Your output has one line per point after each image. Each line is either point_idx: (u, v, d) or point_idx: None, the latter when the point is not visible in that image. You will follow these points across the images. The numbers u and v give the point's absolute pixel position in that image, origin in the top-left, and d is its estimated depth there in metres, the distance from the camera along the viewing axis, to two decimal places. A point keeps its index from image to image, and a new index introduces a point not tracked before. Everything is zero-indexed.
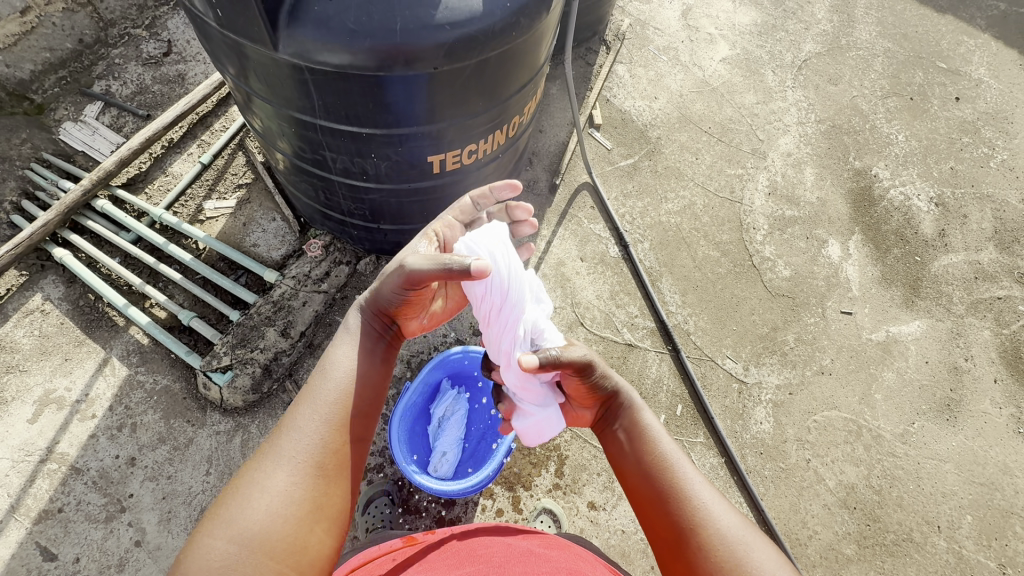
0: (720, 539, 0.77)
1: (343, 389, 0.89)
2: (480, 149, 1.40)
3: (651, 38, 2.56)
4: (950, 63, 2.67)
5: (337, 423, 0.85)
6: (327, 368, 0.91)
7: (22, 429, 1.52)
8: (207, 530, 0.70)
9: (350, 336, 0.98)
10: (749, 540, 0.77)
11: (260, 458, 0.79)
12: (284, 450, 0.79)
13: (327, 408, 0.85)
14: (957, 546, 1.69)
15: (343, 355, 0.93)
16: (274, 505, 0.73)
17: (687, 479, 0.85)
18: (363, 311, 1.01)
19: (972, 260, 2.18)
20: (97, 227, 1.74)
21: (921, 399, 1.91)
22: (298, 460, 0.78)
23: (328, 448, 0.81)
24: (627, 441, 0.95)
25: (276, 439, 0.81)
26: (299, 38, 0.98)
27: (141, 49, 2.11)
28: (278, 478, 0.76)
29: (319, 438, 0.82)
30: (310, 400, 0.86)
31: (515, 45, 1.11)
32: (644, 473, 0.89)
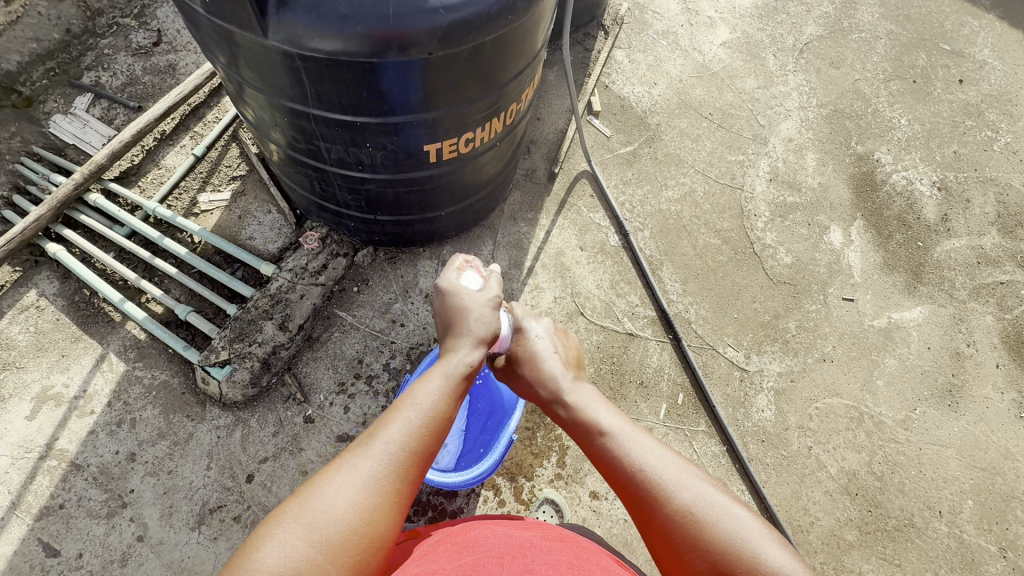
0: (683, 516, 0.78)
1: (432, 419, 0.85)
2: (477, 138, 1.37)
3: (650, 22, 2.52)
4: (954, 45, 2.63)
5: (422, 454, 0.80)
6: (419, 395, 0.87)
7: (21, 426, 1.51)
8: (289, 529, 0.65)
9: (442, 371, 0.96)
10: (712, 508, 0.78)
11: (340, 464, 0.74)
12: (363, 465, 0.74)
13: (417, 434, 0.81)
14: (958, 531, 1.69)
15: (435, 388, 0.90)
16: (352, 521, 0.68)
17: (641, 463, 0.85)
18: (458, 356, 1.00)
19: (975, 245, 2.17)
20: (91, 222, 1.72)
21: (923, 385, 1.91)
22: (382, 484, 0.74)
23: (409, 480, 0.77)
24: (584, 446, 0.95)
25: (358, 451, 0.76)
26: (289, 24, 0.96)
27: (130, 39, 2.06)
28: (358, 493, 0.71)
29: (400, 462, 0.77)
30: (402, 421, 0.82)
31: (512, 29, 1.08)
32: (604, 469, 0.90)
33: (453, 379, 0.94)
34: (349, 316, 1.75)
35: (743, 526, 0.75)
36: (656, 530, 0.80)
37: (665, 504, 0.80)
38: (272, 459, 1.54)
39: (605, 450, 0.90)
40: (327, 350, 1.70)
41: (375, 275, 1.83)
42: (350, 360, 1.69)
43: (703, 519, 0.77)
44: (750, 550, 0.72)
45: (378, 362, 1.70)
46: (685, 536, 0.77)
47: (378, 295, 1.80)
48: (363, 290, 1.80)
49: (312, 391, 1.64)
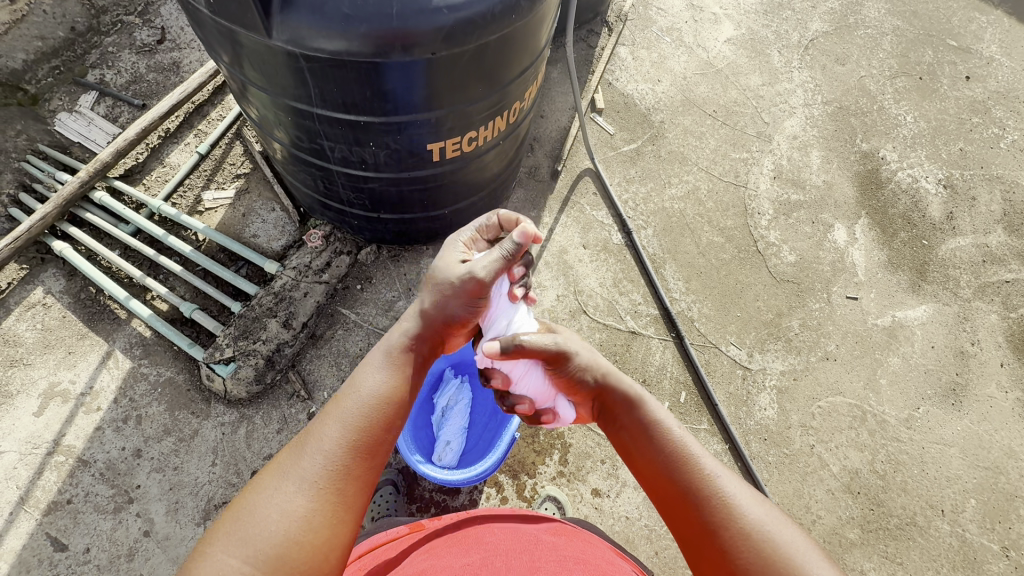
0: (747, 536, 0.75)
1: (375, 409, 0.84)
2: (480, 137, 1.37)
3: (654, 18, 2.50)
4: (961, 41, 2.60)
5: (361, 446, 0.80)
6: (359, 384, 0.86)
7: (28, 422, 1.53)
8: (221, 548, 0.66)
9: (381, 352, 0.92)
10: (780, 531, 0.75)
11: (278, 473, 0.75)
12: (304, 469, 0.75)
13: (354, 428, 0.81)
14: (960, 530, 1.69)
15: (378, 372, 0.88)
16: (289, 531, 0.69)
17: (711, 473, 0.83)
18: (397, 329, 0.95)
19: (980, 243, 2.16)
20: (96, 219, 1.73)
21: (926, 384, 1.91)
22: (318, 485, 0.74)
23: (350, 474, 0.77)
24: (644, 440, 0.92)
25: (297, 454, 0.77)
26: (293, 25, 0.96)
27: (134, 36, 2.07)
28: (295, 500, 0.72)
29: (339, 461, 0.77)
30: (338, 417, 0.82)
31: (515, 29, 1.08)
32: (664, 472, 0.87)
33: (396, 360, 0.91)
34: (352, 314, 1.76)
35: (808, 556, 0.73)
36: (714, 544, 0.77)
37: (730, 520, 0.77)
38: (276, 456, 1.56)
39: (672, 452, 0.87)
40: (331, 347, 1.71)
41: (379, 273, 1.84)
42: (353, 358, 1.70)
43: (769, 541, 0.74)
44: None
45: None
46: (749, 556, 0.73)
47: (382, 293, 1.81)
48: (367, 287, 1.81)
49: (316, 388, 1.65)
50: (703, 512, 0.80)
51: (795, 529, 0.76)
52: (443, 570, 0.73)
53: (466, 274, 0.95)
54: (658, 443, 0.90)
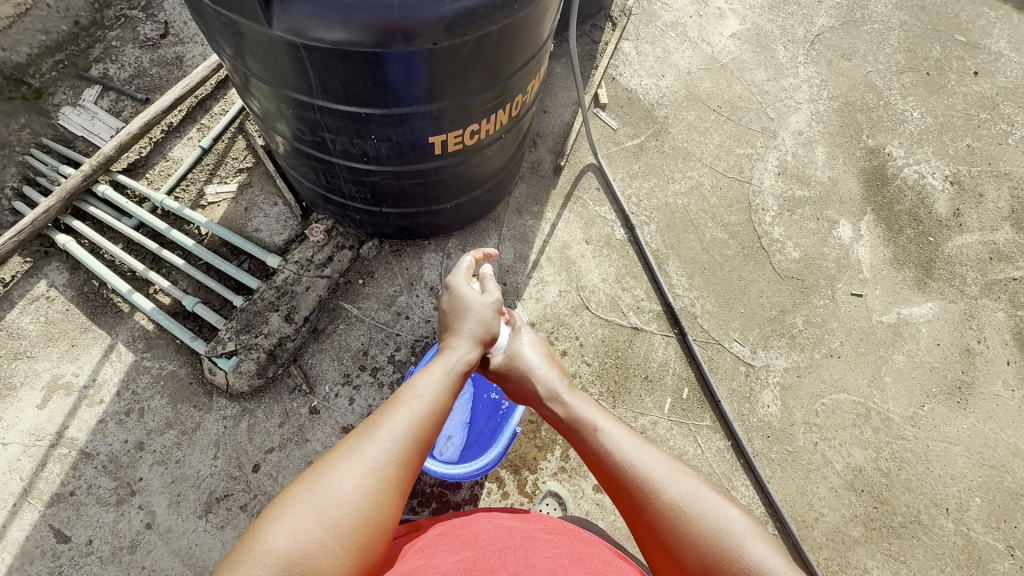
0: (667, 512, 0.78)
1: (434, 411, 0.85)
2: (482, 129, 1.37)
3: (659, 13, 2.49)
4: (969, 36, 2.58)
5: (424, 442, 0.81)
6: (423, 389, 0.88)
7: (32, 414, 1.54)
8: (295, 512, 0.66)
9: (441, 367, 0.95)
10: (696, 500, 0.78)
11: (346, 452, 0.74)
12: (369, 452, 0.75)
13: (421, 425, 0.82)
14: (965, 528, 1.68)
15: (437, 380, 0.91)
16: (360, 505, 0.69)
17: (630, 460, 0.86)
18: (457, 351, 1.00)
19: (987, 240, 2.14)
20: (99, 213, 1.73)
21: (931, 382, 1.89)
22: (386, 469, 0.74)
23: (411, 466, 0.78)
24: (576, 442, 0.95)
25: (364, 438, 0.77)
26: (294, 14, 0.95)
27: (137, 31, 2.07)
28: (361, 480, 0.71)
29: (403, 451, 0.77)
30: (406, 411, 0.82)
31: (518, 19, 1.07)
32: (594, 466, 0.90)
33: (454, 375, 0.94)
34: (354, 309, 1.76)
35: (722, 516, 0.76)
36: (643, 525, 0.81)
37: (650, 501, 0.80)
38: (278, 450, 1.56)
39: (596, 448, 0.91)
40: (333, 341, 1.71)
41: (381, 268, 1.84)
42: (355, 352, 1.70)
43: (685, 512, 0.77)
44: (732, 542, 0.73)
45: (383, 354, 1.71)
46: (670, 532, 0.77)
47: (383, 288, 1.81)
48: (369, 282, 1.81)
49: (317, 382, 1.65)
50: (629, 495, 0.83)
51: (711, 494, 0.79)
52: (437, 567, 0.72)
53: (497, 306, 1.12)
54: (585, 441, 0.93)
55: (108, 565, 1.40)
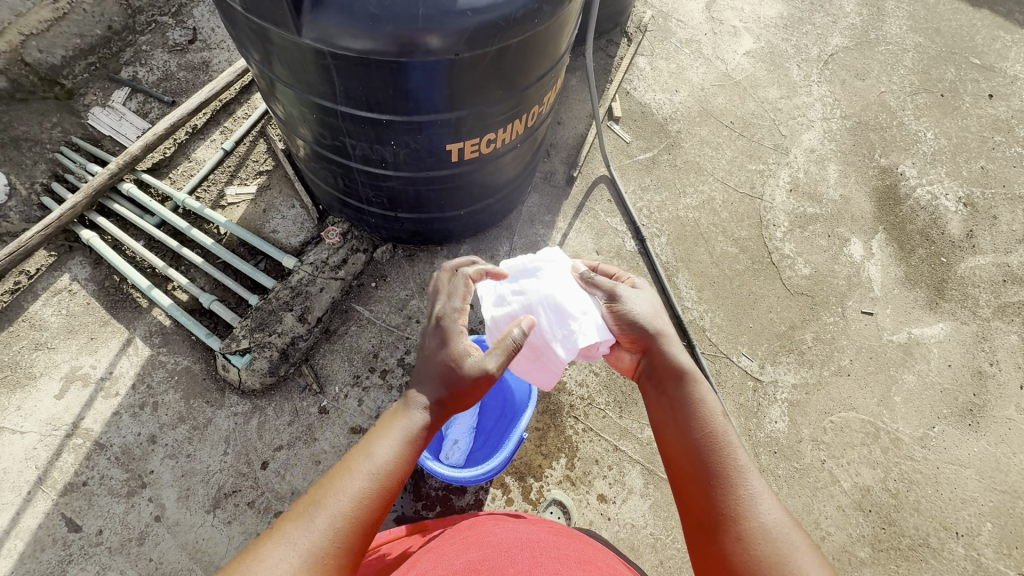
0: (765, 535, 0.77)
1: (383, 486, 0.79)
2: (498, 139, 1.40)
3: (674, 30, 2.52)
4: (984, 59, 2.58)
5: (371, 524, 0.77)
6: (376, 455, 0.81)
7: (50, 404, 1.57)
8: None
9: (401, 423, 0.85)
10: (796, 537, 0.77)
11: (285, 535, 0.71)
12: (303, 535, 0.71)
13: (369, 504, 0.77)
14: (975, 554, 1.65)
15: (390, 447, 0.82)
16: None
17: (744, 468, 0.84)
18: (415, 404, 0.87)
19: (1001, 262, 2.13)
20: (123, 210, 1.78)
21: (942, 404, 1.87)
22: (325, 555, 0.71)
23: (355, 547, 0.74)
24: (683, 415, 0.92)
25: (301, 521, 0.72)
26: (323, 23, 0.99)
27: (167, 36, 2.14)
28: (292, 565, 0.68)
29: (351, 533, 0.74)
30: (354, 487, 0.77)
31: (537, 33, 1.10)
32: (696, 449, 0.88)
33: (413, 439, 0.85)
34: (366, 311, 1.79)
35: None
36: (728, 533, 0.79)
37: (753, 515, 0.79)
38: (286, 448, 1.58)
39: (712, 436, 0.88)
40: (344, 343, 1.73)
41: (393, 272, 1.87)
42: (365, 354, 1.72)
43: (785, 543, 0.76)
44: None
45: (392, 357, 1.73)
46: (766, 552, 0.75)
47: (395, 291, 1.83)
48: (381, 285, 1.84)
49: (327, 382, 1.67)
50: (725, 496, 0.82)
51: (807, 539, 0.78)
52: (446, 569, 0.74)
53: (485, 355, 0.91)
54: (698, 424, 0.90)
55: (116, 555, 1.42)
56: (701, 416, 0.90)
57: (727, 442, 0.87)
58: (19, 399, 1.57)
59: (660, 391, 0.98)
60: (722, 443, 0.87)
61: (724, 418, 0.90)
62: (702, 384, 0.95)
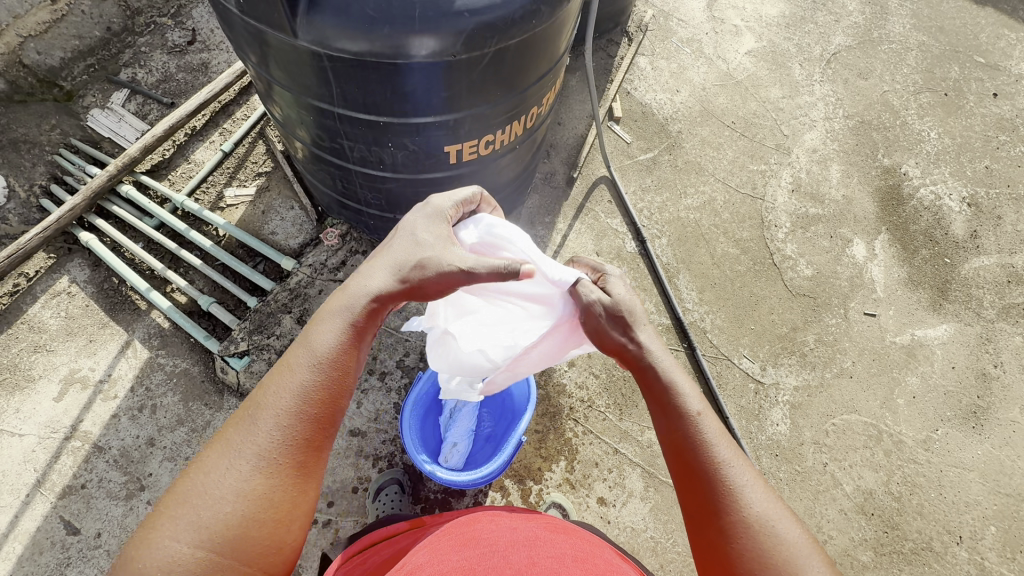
0: (750, 528, 0.73)
1: (324, 380, 0.78)
2: (497, 140, 1.39)
3: (675, 29, 2.51)
4: (988, 58, 2.56)
5: (317, 420, 0.77)
6: (309, 351, 0.79)
7: (48, 407, 1.57)
8: (171, 528, 0.66)
9: (335, 316, 0.81)
10: (783, 525, 0.73)
11: (226, 447, 0.73)
12: (252, 446, 0.72)
13: (308, 401, 0.76)
14: (979, 557, 1.64)
15: (326, 341, 0.79)
16: (244, 507, 0.69)
17: (725, 462, 0.78)
18: (357, 293, 0.82)
19: (1005, 263, 2.11)
20: (122, 212, 1.78)
21: (946, 406, 1.86)
22: (273, 460, 0.73)
23: (306, 445, 0.75)
24: (665, 418, 0.82)
25: (245, 430, 0.74)
26: (319, 25, 0.98)
27: (166, 37, 2.13)
28: (246, 476, 0.71)
29: (295, 435, 0.75)
30: (288, 389, 0.76)
31: (535, 34, 1.09)
32: (680, 450, 0.80)
33: (353, 324, 0.81)
34: None
35: (805, 551, 0.72)
36: (714, 532, 0.75)
37: (736, 510, 0.74)
38: None
39: (693, 437, 0.79)
40: None
41: None
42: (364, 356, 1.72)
43: (772, 536, 0.72)
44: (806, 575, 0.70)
45: (391, 359, 1.72)
46: (749, 546, 0.72)
47: None
48: None
49: None
50: (710, 494, 0.76)
51: (794, 520, 0.75)
52: (441, 568, 0.72)
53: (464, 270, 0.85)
54: (678, 423, 0.81)
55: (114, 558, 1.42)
56: (680, 414, 0.81)
57: (708, 439, 0.79)
58: (18, 402, 1.57)
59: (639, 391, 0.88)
60: (702, 442, 0.79)
61: (703, 410, 0.82)
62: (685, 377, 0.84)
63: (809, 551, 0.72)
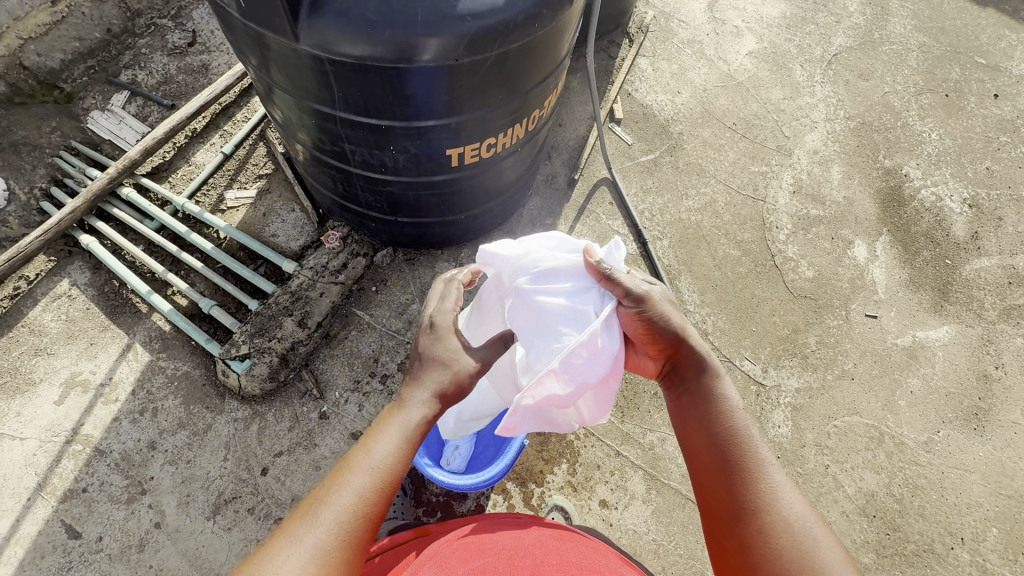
0: (789, 528, 0.77)
1: (385, 478, 0.78)
2: (499, 143, 1.38)
3: (676, 30, 2.50)
4: (989, 59, 2.56)
5: (371, 520, 0.76)
6: (373, 451, 0.80)
7: (49, 410, 1.57)
8: None
9: (398, 421, 0.84)
10: (821, 534, 0.77)
11: (288, 539, 0.71)
12: (314, 539, 0.71)
13: (366, 500, 0.76)
14: (981, 559, 1.64)
15: (393, 442, 0.82)
16: None
17: (765, 463, 0.85)
18: (418, 399, 0.87)
19: (1007, 265, 2.11)
20: (123, 215, 1.78)
21: (947, 407, 1.86)
22: (328, 556, 0.70)
23: (359, 546, 0.74)
24: (705, 412, 0.92)
25: (308, 523, 0.72)
26: (321, 29, 0.98)
27: (166, 39, 2.13)
28: (305, 572, 0.68)
29: (350, 532, 0.73)
30: (351, 484, 0.76)
31: (537, 38, 1.09)
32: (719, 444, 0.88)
33: (412, 435, 0.84)
34: (366, 316, 1.78)
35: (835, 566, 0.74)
36: (750, 526, 0.79)
37: (773, 508, 0.79)
38: (286, 453, 1.57)
39: (734, 434, 0.88)
40: (344, 348, 1.72)
41: (393, 275, 1.86)
42: (366, 359, 1.71)
43: (806, 538, 0.76)
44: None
45: (393, 362, 1.72)
46: (786, 545, 0.76)
47: (395, 296, 1.82)
48: (381, 289, 1.83)
49: (328, 387, 1.66)
50: (748, 488, 0.82)
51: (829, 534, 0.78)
52: None
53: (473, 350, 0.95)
54: (722, 420, 0.90)
55: (116, 562, 1.42)
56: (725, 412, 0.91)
57: (747, 438, 0.87)
58: (19, 405, 1.57)
59: (682, 386, 0.98)
60: (743, 437, 0.88)
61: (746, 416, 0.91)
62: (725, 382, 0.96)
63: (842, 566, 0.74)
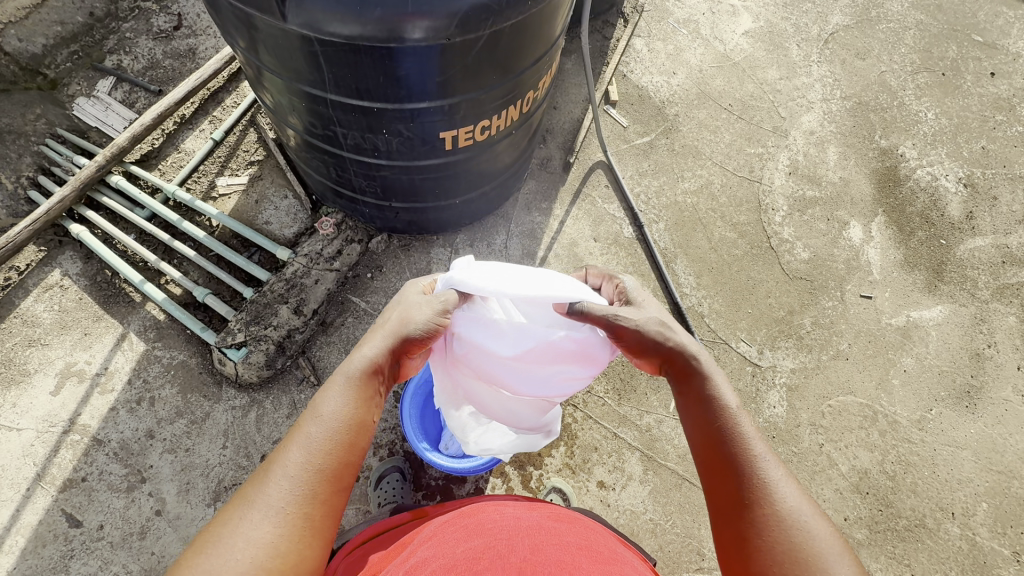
0: (781, 522, 0.72)
1: (336, 432, 0.77)
2: (493, 126, 1.37)
3: (671, 10, 2.46)
4: (986, 36, 2.54)
5: (329, 472, 0.74)
6: (321, 407, 0.78)
7: (46, 400, 1.56)
8: None
9: (341, 373, 0.82)
10: (817, 526, 0.72)
11: (243, 500, 0.70)
12: (269, 497, 0.70)
13: (320, 454, 0.74)
14: (971, 533, 1.67)
15: (339, 395, 0.79)
16: (256, 559, 0.65)
17: (761, 458, 0.78)
18: (361, 349, 0.84)
19: (1000, 244, 2.12)
20: (113, 203, 1.75)
21: (940, 386, 1.88)
22: (285, 512, 0.70)
23: (320, 499, 0.72)
24: (700, 412, 0.84)
25: (261, 482, 0.71)
26: (308, 8, 0.95)
27: (151, 22, 2.08)
28: (262, 528, 0.67)
29: (308, 487, 0.72)
30: (302, 440, 0.75)
31: (531, 15, 1.07)
32: (713, 441, 0.81)
33: (359, 381, 0.81)
34: (362, 302, 1.77)
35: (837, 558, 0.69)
36: (739, 523, 0.75)
37: (767, 502, 0.74)
38: None
39: (728, 430, 0.81)
40: (341, 335, 1.72)
41: (389, 262, 1.84)
42: None
43: (802, 532, 0.71)
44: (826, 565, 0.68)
45: None
46: (779, 539, 0.71)
47: (391, 282, 1.81)
48: (377, 276, 1.82)
49: (325, 374, 1.66)
50: (741, 486, 0.76)
51: (825, 523, 0.73)
52: (448, 557, 0.73)
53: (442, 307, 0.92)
54: (716, 416, 0.83)
55: (118, 550, 1.43)
56: (719, 408, 0.83)
57: (748, 434, 0.80)
58: (14, 396, 1.56)
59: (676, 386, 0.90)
60: (739, 433, 0.80)
61: (741, 409, 0.84)
62: (718, 380, 0.87)
63: (840, 554, 0.70)
